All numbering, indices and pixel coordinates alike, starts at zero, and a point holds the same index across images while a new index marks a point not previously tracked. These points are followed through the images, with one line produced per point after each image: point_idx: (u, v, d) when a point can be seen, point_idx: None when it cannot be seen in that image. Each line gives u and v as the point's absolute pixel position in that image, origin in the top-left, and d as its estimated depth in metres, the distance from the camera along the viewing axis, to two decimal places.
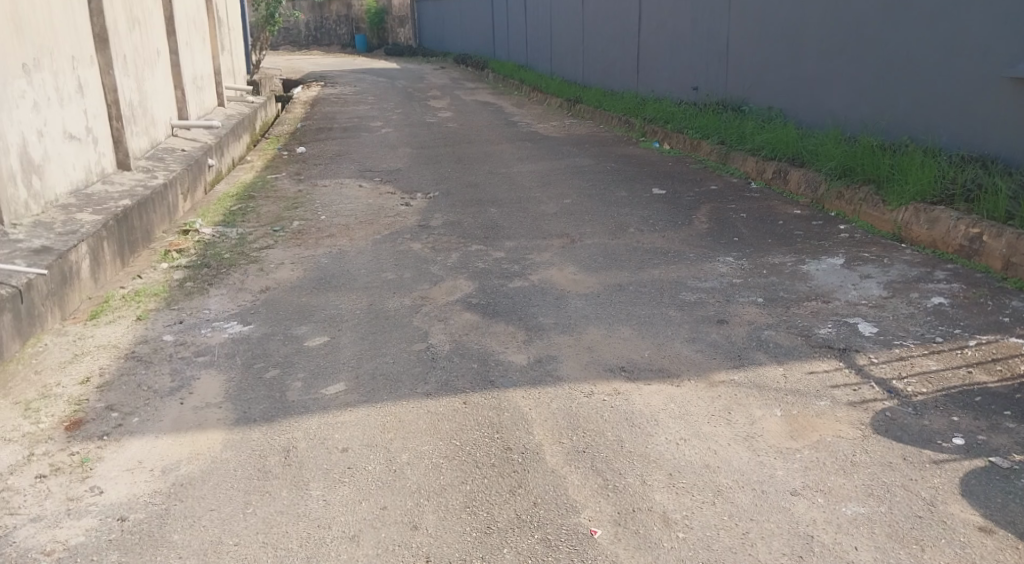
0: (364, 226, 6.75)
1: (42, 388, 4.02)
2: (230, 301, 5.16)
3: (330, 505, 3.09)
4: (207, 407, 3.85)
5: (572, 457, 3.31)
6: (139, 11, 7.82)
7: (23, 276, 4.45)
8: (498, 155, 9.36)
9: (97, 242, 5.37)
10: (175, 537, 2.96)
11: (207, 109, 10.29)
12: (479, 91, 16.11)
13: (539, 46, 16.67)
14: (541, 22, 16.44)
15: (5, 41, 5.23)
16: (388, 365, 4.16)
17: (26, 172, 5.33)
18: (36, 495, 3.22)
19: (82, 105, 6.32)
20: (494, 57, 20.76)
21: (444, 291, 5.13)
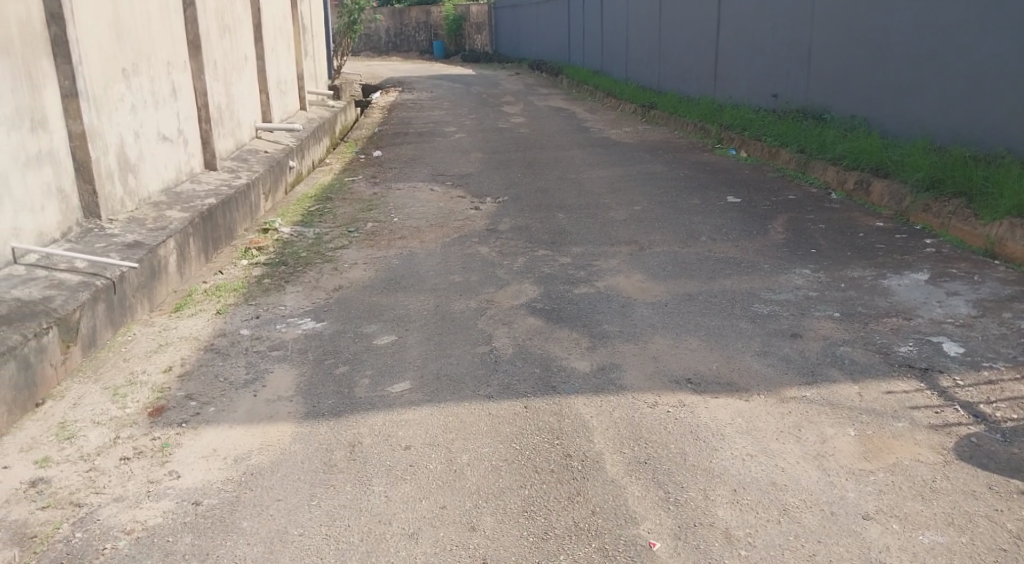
0: (435, 228, 6.82)
1: (128, 374, 4.18)
2: (305, 298, 5.28)
3: (391, 501, 3.12)
4: (279, 400, 3.94)
5: (632, 468, 3.27)
6: (230, 18, 8.09)
7: (117, 269, 4.65)
8: (569, 161, 9.35)
9: (183, 238, 5.55)
10: (244, 523, 3.03)
11: (289, 112, 10.58)
12: (553, 96, 16.11)
13: (615, 51, 16.59)
14: (618, 26, 16.36)
15: (108, 47, 5.48)
16: (453, 366, 4.19)
17: (123, 170, 5.56)
18: (119, 476, 3.33)
19: (175, 107, 6.57)
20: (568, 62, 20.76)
21: (509, 295, 5.14)
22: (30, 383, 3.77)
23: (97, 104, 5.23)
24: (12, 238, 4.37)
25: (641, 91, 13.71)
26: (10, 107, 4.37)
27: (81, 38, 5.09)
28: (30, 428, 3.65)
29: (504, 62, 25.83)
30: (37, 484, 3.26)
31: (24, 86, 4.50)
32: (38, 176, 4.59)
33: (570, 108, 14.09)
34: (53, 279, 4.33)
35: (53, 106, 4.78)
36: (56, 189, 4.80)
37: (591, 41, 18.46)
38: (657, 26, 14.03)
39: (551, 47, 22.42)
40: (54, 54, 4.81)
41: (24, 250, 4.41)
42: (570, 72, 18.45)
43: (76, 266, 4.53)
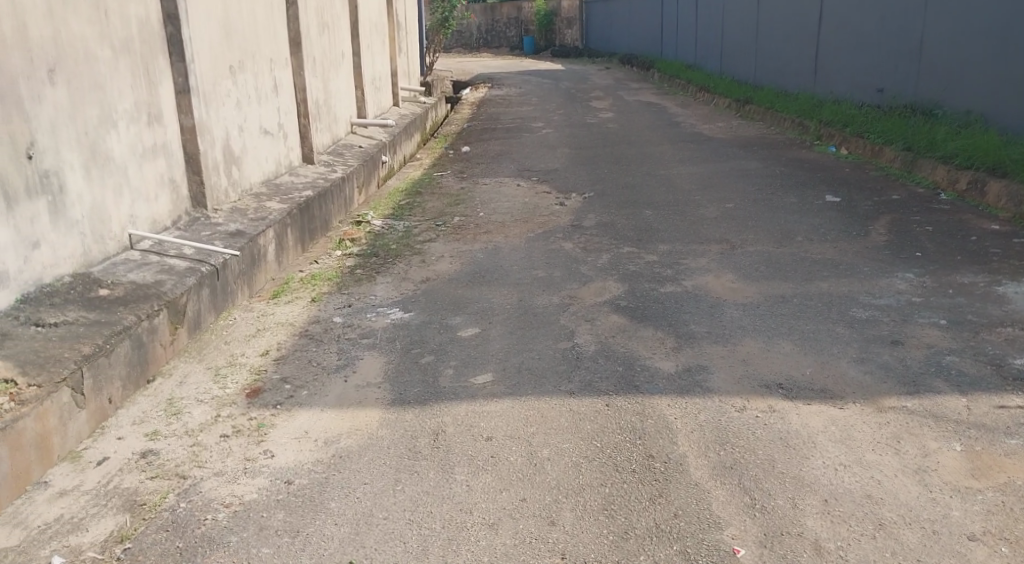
0: (520, 223, 6.84)
1: (229, 356, 4.35)
2: (395, 289, 5.38)
3: (473, 491, 3.15)
4: (367, 386, 4.03)
5: (717, 472, 3.21)
6: (330, 16, 8.29)
7: (220, 256, 4.84)
8: (659, 157, 9.24)
9: (282, 228, 5.74)
10: (332, 504, 3.11)
11: (383, 107, 10.80)
12: (643, 91, 15.94)
13: (710, 44, 16.27)
14: (713, 19, 16.05)
15: (218, 46, 5.70)
16: (534, 360, 4.20)
17: (228, 163, 5.78)
18: (219, 452, 3.47)
19: (277, 103, 6.79)
20: (660, 56, 20.48)
21: (592, 292, 5.12)
22: (142, 360, 3.96)
23: (206, 100, 5.44)
24: (129, 225, 4.60)
25: (736, 86, 13.42)
26: (129, 102, 4.60)
27: (194, 37, 5.31)
28: (141, 403, 3.83)
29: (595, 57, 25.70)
30: (147, 456, 3.43)
31: (142, 83, 4.73)
32: (153, 168, 4.83)
33: (661, 104, 13.91)
34: (164, 265, 4.53)
35: (167, 101, 5.01)
36: (168, 180, 5.03)
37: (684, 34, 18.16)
38: (754, 18, 13.70)
39: (643, 41, 22.17)
40: (170, 52, 5.03)
41: (139, 236, 4.63)
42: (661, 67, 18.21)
43: (184, 253, 4.74)
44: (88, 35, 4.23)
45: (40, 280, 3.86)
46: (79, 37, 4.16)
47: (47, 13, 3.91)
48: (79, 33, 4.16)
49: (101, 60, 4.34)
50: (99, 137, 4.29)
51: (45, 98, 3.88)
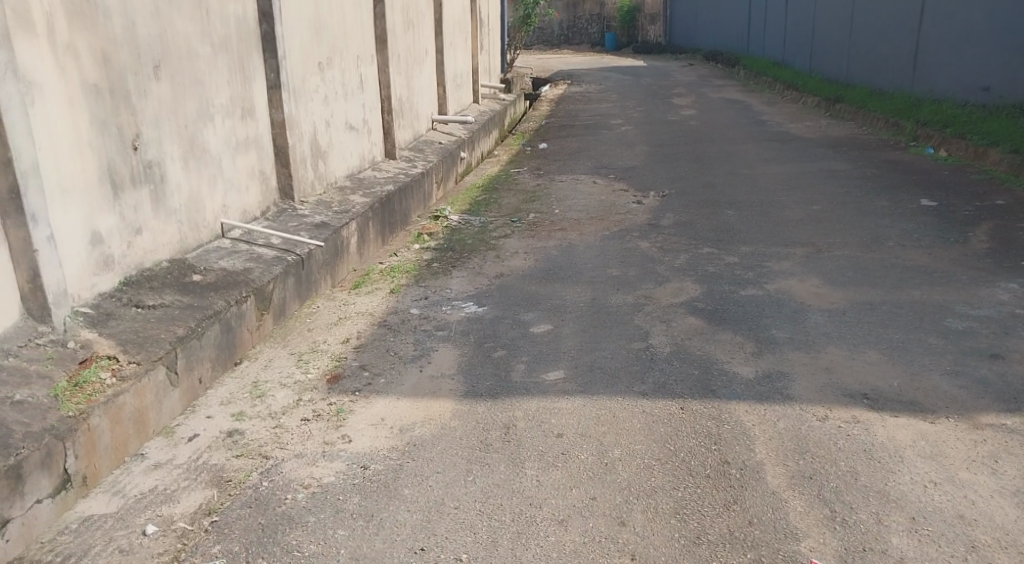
0: (596, 221, 6.85)
1: (311, 343, 4.51)
2: (469, 283, 5.47)
3: (543, 486, 3.19)
4: (442, 377, 4.12)
5: (796, 482, 3.17)
6: (415, 14, 8.43)
7: (305, 247, 5.01)
8: (742, 156, 9.08)
9: (363, 221, 5.89)
10: (405, 491, 3.20)
11: (463, 104, 10.92)
12: (726, 89, 15.67)
13: (799, 41, 15.91)
14: (803, 16, 15.69)
15: (309, 43, 5.88)
16: (607, 359, 4.21)
17: (315, 156, 5.97)
18: (300, 435, 3.61)
19: (362, 99, 6.96)
20: (746, 53, 20.10)
21: (669, 292, 5.09)
22: (231, 344, 4.14)
23: (295, 96, 5.63)
24: (222, 215, 4.81)
25: (826, 84, 13.10)
26: (225, 97, 4.80)
27: (287, 35, 5.50)
28: (228, 385, 4.01)
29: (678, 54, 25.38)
30: (233, 435, 3.59)
31: (237, 78, 4.94)
32: (245, 160, 5.03)
33: (746, 102, 13.66)
34: (253, 253, 4.72)
35: (260, 96, 5.22)
36: (258, 172, 5.23)
37: (772, 31, 17.80)
38: (847, 15, 13.34)
39: (729, 38, 21.79)
40: (263, 50, 5.23)
41: (230, 225, 4.82)
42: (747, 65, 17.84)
43: (272, 242, 4.92)
44: (190, 33, 4.43)
45: (141, 264, 4.07)
46: (182, 35, 4.36)
47: (153, 12, 4.11)
48: (183, 30, 4.36)
49: (201, 57, 4.54)
50: (197, 130, 4.50)
51: (150, 92, 4.08)
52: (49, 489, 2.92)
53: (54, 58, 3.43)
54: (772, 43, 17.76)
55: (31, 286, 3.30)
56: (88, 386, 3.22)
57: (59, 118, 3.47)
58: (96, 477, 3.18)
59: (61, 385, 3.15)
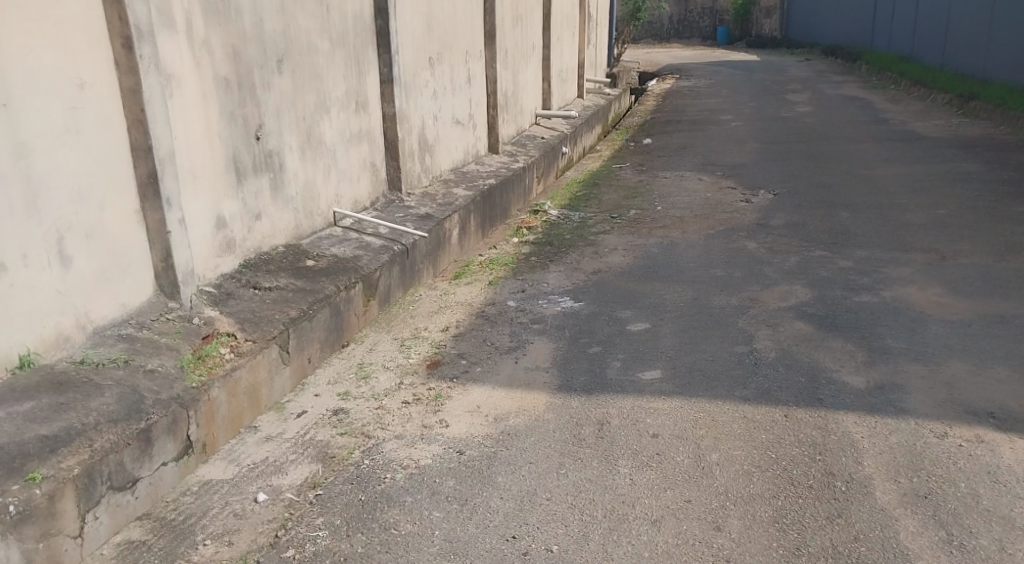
0: (700, 219, 6.78)
1: (413, 329, 4.66)
2: (567, 277, 5.52)
3: (636, 485, 3.22)
4: (537, 369, 4.20)
5: (910, 500, 3.08)
6: (524, 9, 8.52)
7: (410, 237, 5.18)
8: (860, 156, 8.78)
9: (465, 214, 6.03)
10: (499, 478, 3.29)
11: (568, 99, 10.96)
12: (847, 85, 15.12)
13: (929, 36, 15.19)
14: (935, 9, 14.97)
15: (421, 39, 6.05)
16: (707, 362, 4.19)
17: (422, 150, 6.15)
18: (401, 417, 3.75)
19: (469, 94, 7.11)
20: (869, 48, 19.32)
21: (776, 295, 5.01)
22: (339, 327, 4.34)
23: (406, 90, 5.81)
24: (334, 204, 5.03)
25: (958, 81, 12.47)
26: (341, 91, 5.01)
27: (401, 30, 5.68)
28: (335, 365, 4.21)
29: (795, 49, 24.61)
30: (338, 413, 3.77)
31: (353, 73, 5.14)
32: (357, 152, 5.24)
33: (867, 99, 13.15)
34: (362, 241, 4.91)
35: (373, 90, 5.42)
36: (369, 164, 5.43)
37: (900, 25, 17.04)
38: (985, 8, 12.64)
39: (851, 32, 20.98)
40: (378, 45, 5.42)
41: (341, 214, 5.04)
42: (870, 61, 17.15)
43: (379, 232, 5.11)
44: (311, 29, 4.64)
45: (259, 248, 4.31)
46: (303, 31, 4.57)
47: (279, 9, 4.33)
48: (305, 27, 4.58)
49: (320, 52, 4.75)
50: (314, 122, 4.72)
51: (273, 85, 4.30)
52: (174, 452, 3.15)
53: (191, 53, 3.68)
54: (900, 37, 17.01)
55: (163, 264, 3.56)
56: (210, 360, 3.46)
57: (193, 110, 3.72)
58: (214, 446, 3.41)
59: (187, 357, 3.39)
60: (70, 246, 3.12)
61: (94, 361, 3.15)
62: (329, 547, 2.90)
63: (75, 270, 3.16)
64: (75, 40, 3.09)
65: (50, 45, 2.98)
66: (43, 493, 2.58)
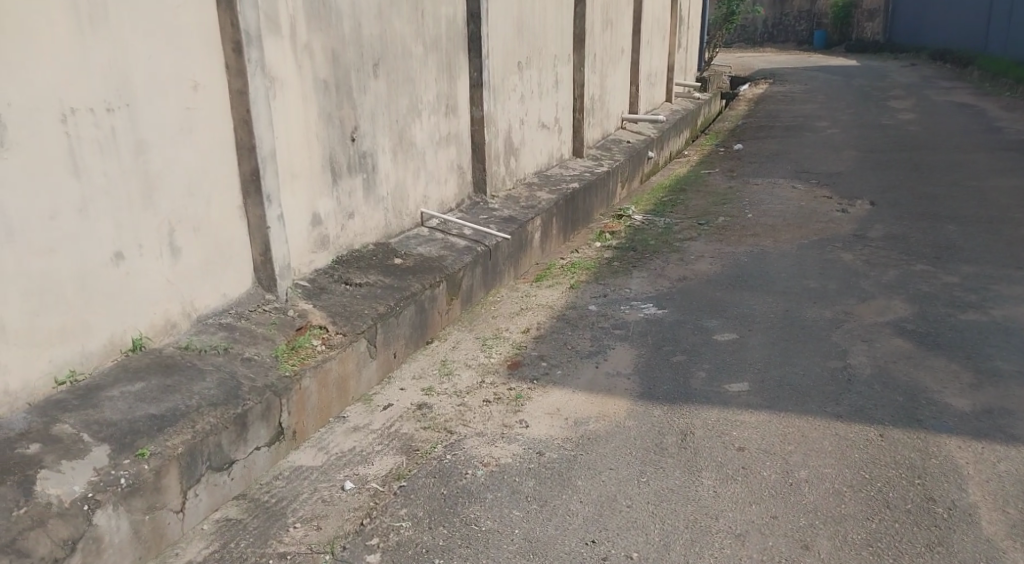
0: (793, 228, 6.65)
1: (494, 330, 4.74)
2: (651, 283, 5.51)
3: (720, 498, 3.20)
4: (618, 375, 4.21)
5: (1018, 533, 2.98)
6: (614, 14, 8.52)
7: (493, 239, 5.26)
8: (969, 167, 8.44)
9: (548, 217, 6.08)
10: (578, 482, 3.32)
11: (655, 103, 10.89)
12: (956, 91, 14.51)
13: None
14: None
15: (511, 44, 6.13)
16: (798, 376, 4.12)
17: (508, 153, 6.23)
18: (481, 415, 3.83)
19: (556, 98, 7.16)
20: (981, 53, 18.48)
21: (874, 310, 4.88)
22: (423, 324, 4.45)
23: (495, 93, 5.91)
24: (422, 205, 5.15)
25: None
26: (432, 94, 5.13)
27: (492, 35, 5.77)
28: (419, 361, 4.32)
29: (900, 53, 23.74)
30: (422, 408, 3.87)
31: (444, 77, 5.26)
32: (445, 154, 5.36)
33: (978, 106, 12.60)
34: (447, 242, 5.02)
35: (462, 94, 5.53)
36: (456, 166, 5.55)
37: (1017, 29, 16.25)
38: None
39: (961, 37, 20.11)
40: (469, 50, 5.52)
41: (428, 214, 5.16)
42: (982, 67, 16.43)
43: (464, 233, 5.21)
44: (406, 33, 4.77)
45: (351, 246, 4.46)
46: (399, 35, 4.70)
47: (376, 15, 4.46)
48: (401, 32, 4.71)
49: (414, 56, 4.88)
50: (406, 125, 4.85)
51: (368, 89, 4.45)
52: (267, 438, 3.29)
53: (294, 57, 3.85)
54: (1016, 42, 16.22)
55: (262, 258, 3.74)
56: (303, 350, 3.62)
57: (294, 111, 3.89)
58: (304, 434, 3.55)
59: (281, 347, 3.55)
60: (179, 238, 3.32)
61: (198, 347, 3.34)
62: (411, 538, 2.99)
63: (183, 261, 3.35)
64: (190, 44, 3.28)
65: (168, 49, 3.17)
66: (151, 468, 2.75)
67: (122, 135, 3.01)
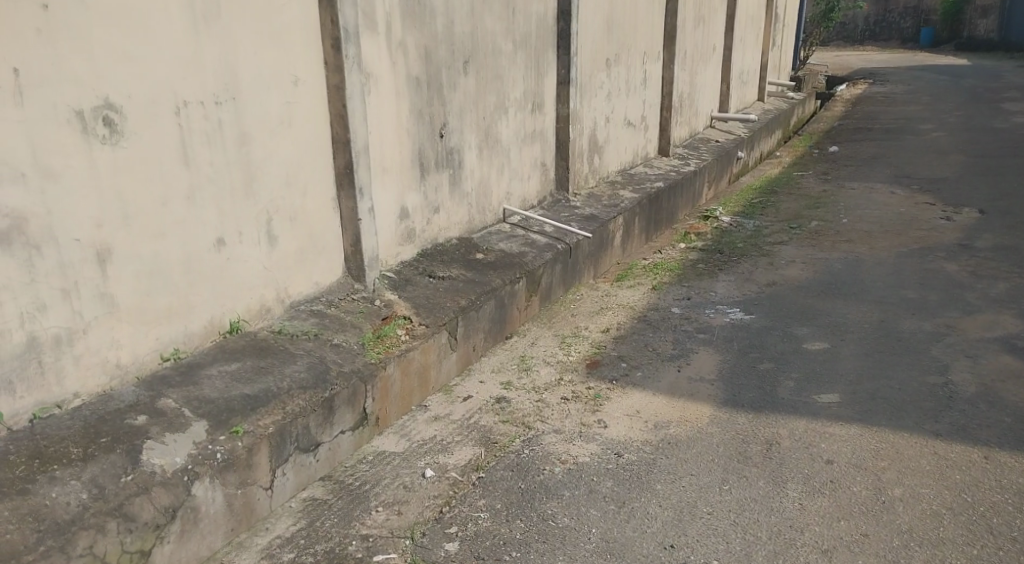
0: (891, 235, 6.46)
1: (574, 328, 4.77)
2: (737, 288, 5.44)
3: (806, 510, 3.16)
4: (700, 381, 4.18)
5: None
6: (707, 11, 8.40)
7: (574, 237, 5.28)
8: None
9: (631, 216, 6.06)
10: (658, 486, 3.32)
11: (746, 102, 10.70)
12: None
13: None
14: None
15: (600, 41, 6.13)
16: (893, 390, 4.01)
17: (592, 150, 6.24)
18: (560, 412, 3.86)
19: (643, 96, 7.13)
20: None
21: (978, 324, 4.70)
22: (503, 319, 4.51)
23: (581, 91, 5.93)
24: (505, 201, 5.22)
25: None
26: (520, 92, 5.19)
27: (581, 32, 5.78)
28: (499, 355, 4.39)
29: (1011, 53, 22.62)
30: (500, 402, 3.93)
31: (532, 74, 5.31)
32: (529, 151, 5.41)
33: None
34: (528, 238, 5.07)
35: (549, 91, 5.56)
36: (540, 163, 5.60)
37: None
38: None
39: None
40: (558, 47, 5.56)
41: (511, 211, 5.22)
42: None
43: (545, 230, 5.25)
44: (497, 31, 4.84)
45: (435, 239, 4.56)
46: (490, 33, 4.77)
47: (469, 12, 4.54)
48: (491, 29, 4.78)
49: (504, 53, 4.94)
50: (492, 122, 4.92)
51: (458, 85, 4.53)
52: (351, 423, 3.40)
53: (389, 53, 3.95)
54: None
55: (352, 249, 3.87)
56: (388, 339, 3.72)
57: (387, 106, 4.00)
58: (386, 420, 3.65)
59: (367, 335, 3.66)
60: (276, 227, 3.46)
61: (290, 332, 3.48)
62: (489, 529, 3.05)
63: (279, 248, 3.50)
64: (293, 40, 3.41)
65: (272, 45, 3.31)
66: (244, 446, 2.89)
67: (227, 127, 3.16)
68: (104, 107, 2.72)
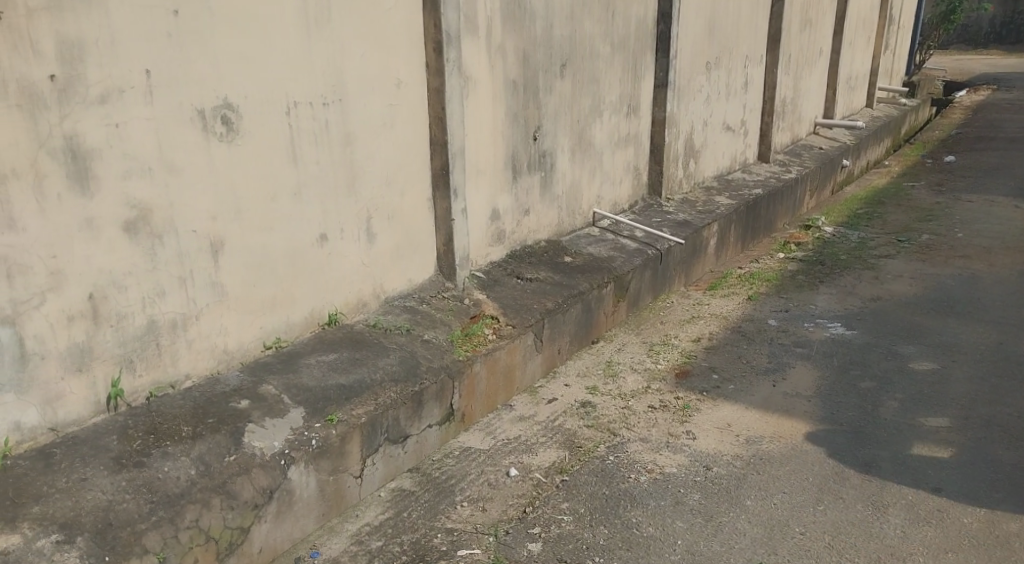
0: (1011, 253, 6.17)
1: (664, 336, 4.75)
2: (838, 301, 5.30)
3: (907, 539, 3.06)
4: (796, 397, 4.09)
5: None
6: (815, 13, 8.19)
7: (666, 243, 5.24)
8: None
9: (726, 224, 5.98)
10: (748, 502, 3.28)
11: (853, 108, 10.37)
12: None
13: None
14: None
15: (700, 44, 6.08)
16: (1008, 417, 3.85)
17: (688, 155, 6.20)
18: (647, 420, 3.86)
19: (743, 100, 7.02)
20: None
21: None
22: (590, 324, 4.53)
23: (679, 95, 5.89)
24: (596, 205, 5.25)
25: None
26: (616, 95, 5.20)
27: (681, 35, 5.74)
28: (585, 359, 4.41)
29: None
30: (585, 406, 3.95)
31: (629, 77, 5.32)
32: (623, 155, 5.42)
33: None
34: (618, 243, 5.07)
35: (645, 94, 5.56)
36: (633, 167, 5.59)
37: None
38: None
39: None
40: (656, 50, 5.55)
41: (601, 215, 5.23)
42: None
43: (636, 235, 5.23)
44: (596, 34, 4.87)
45: (525, 241, 4.62)
46: (588, 37, 4.80)
47: (569, 16, 4.58)
48: (590, 33, 4.81)
49: (601, 57, 4.97)
50: (587, 125, 4.95)
51: (554, 88, 4.58)
52: (439, 418, 3.48)
53: (488, 56, 4.04)
54: None
55: (445, 248, 3.96)
56: (476, 338, 3.80)
57: (484, 109, 4.09)
58: (472, 417, 3.72)
59: (456, 333, 3.75)
60: (375, 225, 3.58)
61: (384, 326, 3.59)
62: (573, 532, 3.08)
63: (377, 246, 3.62)
64: (397, 44, 3.52)
65: (377, 49, 3.43)
66: (338, 434, 3.00)
67: (333, 128, 3.30)
68: (223, 107, 2.88)
